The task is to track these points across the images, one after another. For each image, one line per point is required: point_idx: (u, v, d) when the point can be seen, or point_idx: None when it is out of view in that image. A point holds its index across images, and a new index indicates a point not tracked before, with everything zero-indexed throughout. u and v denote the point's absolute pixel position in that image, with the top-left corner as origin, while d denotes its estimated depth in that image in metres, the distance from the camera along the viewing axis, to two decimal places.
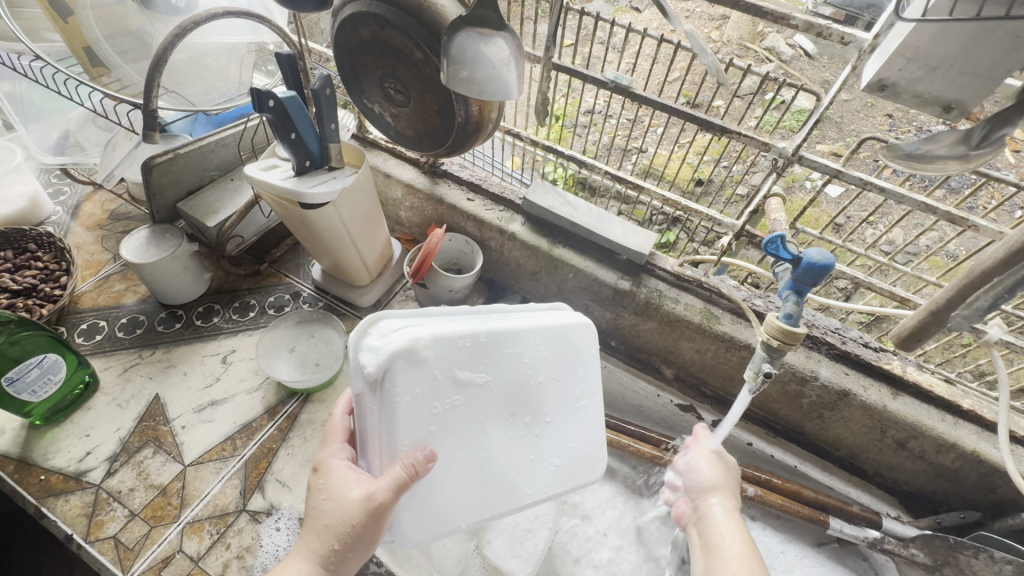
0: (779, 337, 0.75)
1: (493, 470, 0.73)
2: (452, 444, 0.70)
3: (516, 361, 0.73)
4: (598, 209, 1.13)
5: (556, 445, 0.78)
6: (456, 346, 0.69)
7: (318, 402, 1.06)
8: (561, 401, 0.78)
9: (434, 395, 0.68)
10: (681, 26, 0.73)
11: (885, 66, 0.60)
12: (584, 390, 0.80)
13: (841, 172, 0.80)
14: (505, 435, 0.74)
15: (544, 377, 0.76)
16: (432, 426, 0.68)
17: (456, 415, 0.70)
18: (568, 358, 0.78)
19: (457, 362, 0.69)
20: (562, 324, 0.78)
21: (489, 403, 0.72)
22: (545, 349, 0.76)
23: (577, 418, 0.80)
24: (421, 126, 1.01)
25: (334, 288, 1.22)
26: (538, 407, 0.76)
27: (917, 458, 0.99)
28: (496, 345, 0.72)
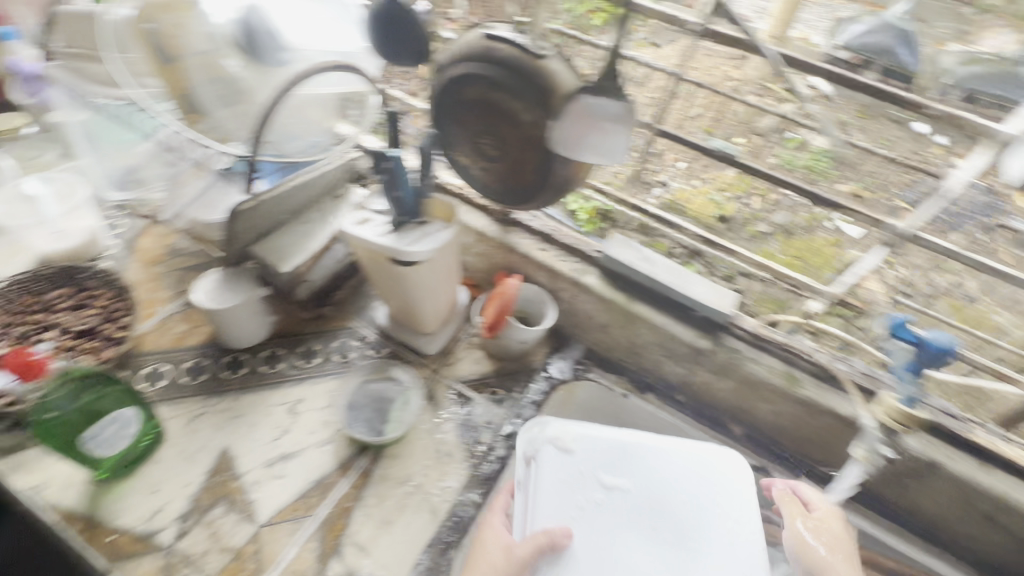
0: (889, 416, 0.78)
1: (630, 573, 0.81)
2: (591, 535, 0.84)
3: (653, 478, 0.92)
4: (675, 265, 1.12)
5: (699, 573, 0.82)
6: (595, 453, 0.94)
7: (391, 457, 1.03)
8: (705, 516, 0.88)
9: (575, 487, 0.90)
10: None
11: None
12: (740, 525, 0.87)
13: (955, 254, 0.81)
14: (646, 551, 0.83)
15: (682, 501, 0.89)
16: (575, 513, 0.87)
17: (592, 509, 0.87)
18: (698, 481, 0.92)
19: (603, 467, 0.93)
20: (708, 460, 0.95)
21: (619, 505, 0.88)
22: (683, 472, 0.93)
23: (736, 550, 0.84)
24: (510, 180, 1.00)
25: (399, 334, 1.19)
26: (681, 536, 0.85)
27: (1005, 532, 0.97)
28: (625, 451, 0.95)
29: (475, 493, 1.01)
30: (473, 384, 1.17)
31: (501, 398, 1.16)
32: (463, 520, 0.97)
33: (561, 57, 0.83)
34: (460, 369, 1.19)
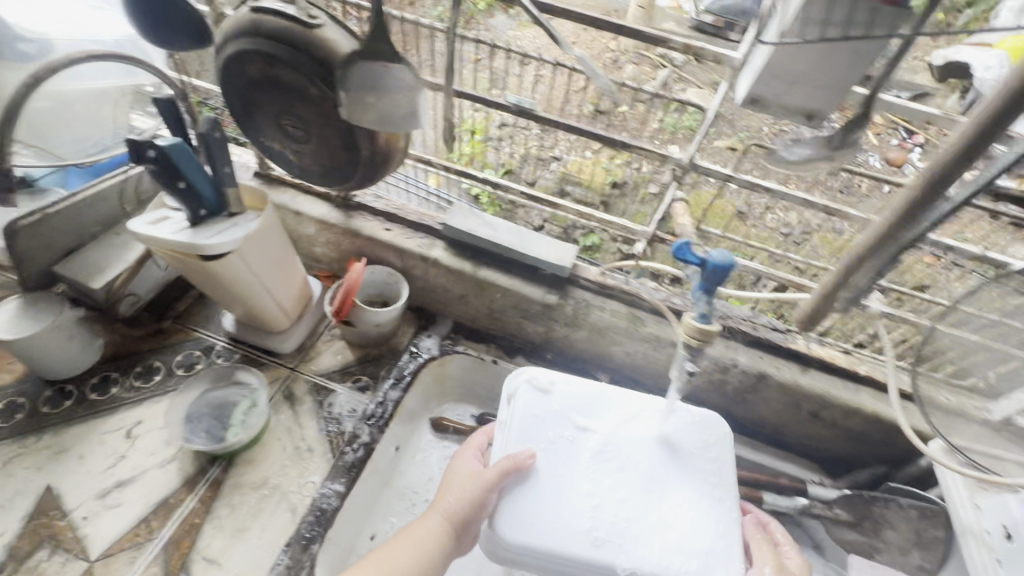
0: (696, 336, 0.80)
1: (593, 519, 0.74)
2: (558, 475, 0.77)
3: (626, 423, 0.84)
4: (517, 226, 1.14)
5: (665, 523, 0.76)
6: (574, 392, 0.85)
7: (245, 464, 0.99)
8: (678, 469, 0.81)
9: (546, 423, 0.82)
10: (572, 52, 0.75)
11: (755, 84, 0.65)
12: (712, 474, 0.81)
13: (732, 176, 0.92)
14: (619, 493, 0.77)
15: (655, 452, 0.81)
16: (546, 450, 0.79)
17: (562, 447, 0.80)
18: (672, 429, 0.84)
19: (580, 410, 0.84)
20: (687, 417, 0.85)
21: (591, 444, 0.81)
22: (665, 424, 0.84)
23: (705, 502, 0.78)
24: (326, 161, 0.96)
25: (250, 337, 1.14)
26: (650, 487, 0.78)
27: (829, 426, 1.09)
28: (603, 397, 0.86)
29: (339, 483, 0.98)
30: (335, 375, 1.15)
31: (365, 385, 1.14)
32: (326, 512, 0.94)
33: (336, 23, 0.81)
34: (321, 363, 1.16)
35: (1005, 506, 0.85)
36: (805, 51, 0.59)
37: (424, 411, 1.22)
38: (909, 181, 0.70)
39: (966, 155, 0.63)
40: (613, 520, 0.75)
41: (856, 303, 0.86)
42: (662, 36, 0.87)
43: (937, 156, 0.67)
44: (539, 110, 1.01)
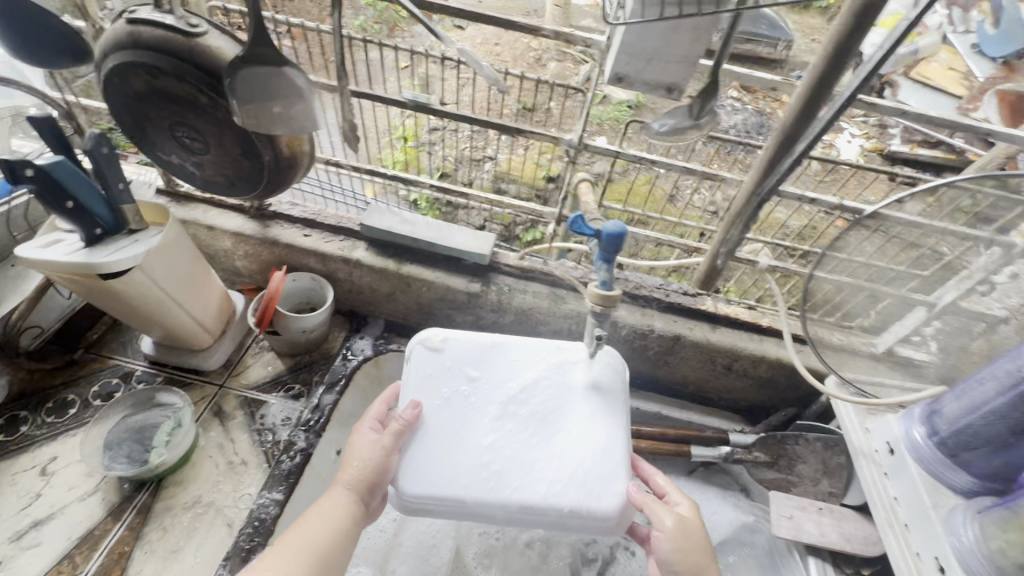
0: (600, 303, 0.84)
1: (486, 461, 0.80)
2: (448, 426, 0.83)
3: (513, 370, 0.89)
4: (436, 221, 1.17)
5: (559, 455, 0.80)
6: (462, 351, 0.90)
7: (175, 486, 0.97)
8: (568, 404, 0.86)
9: (438, 382, 0.87)
10: (453, 45, 0.78)
11: (616, 62, 0.72)
12: (604, 401, 0.86)
13: (619, 152, 1.03)
14: (508, 436, 0.83)
15: (544, 391, 0.87)
16: (440, 404, 0.85)
17: (456, 402, 0.86)
18: (559, 368, 0.89)
19: (471, 363, 0.89)
20: (577, 357, 0.90)
21: (482, 395, 0.86)
22: (550, 365, 0.89)
23: (598, 433, 0.83)
24: (229, 170, 0.96)
25: (171, 358, 1.11)
26: (542, 425, 0.84)
27: (743, 376, 1.19)
28: (491, 347, 0.91)
29: (277, 492, 0.97)
30: (266, 386, 1.13)
31: (298, 392, 1.14)
32: (266, 521, 0.93)
33: (220, 31, 0.82)
34: (251, 376, 1.15)
35: (886, 425, 0.96)
36: (650, 29, 0.66)
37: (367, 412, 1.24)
38: (765, 141, 0.79)
39: (806, 114, 0.73)
40: (506, 459, 0.80)
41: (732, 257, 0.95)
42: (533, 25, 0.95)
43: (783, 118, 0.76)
44: (433, 104, 1.10)
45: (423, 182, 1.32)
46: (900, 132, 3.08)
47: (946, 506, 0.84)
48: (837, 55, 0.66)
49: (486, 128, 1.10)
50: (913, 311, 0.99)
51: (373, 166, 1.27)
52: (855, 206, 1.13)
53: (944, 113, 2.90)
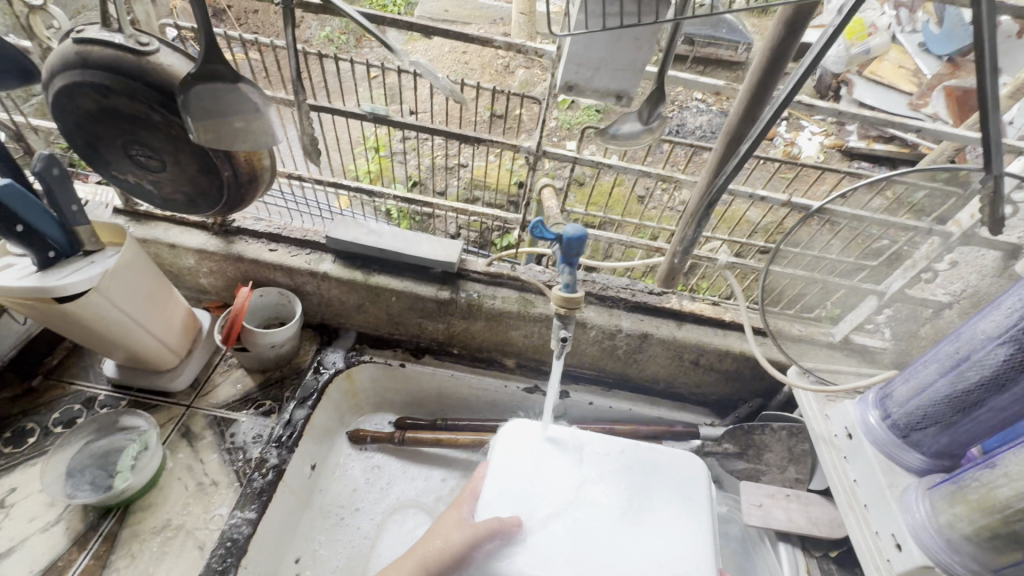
0: (563, 305, 0.86)
1: (575, 563, 0.71)
2: (538, 527, 0.74)
3: (602, 464, 0.82)
4: (403, 231, 1.18)
5: (655, 562, 0.72)
6: (549, 437, 0.84)
7: (143, 510, 0.95)
8: (661, 504, 0.78)
9: (524, 470, 0.79)
10: (407, 57, 0.80)
11: (565, 71, 0.74)
12: (700, 508, 0.78)
13: (577, 158, 1.06)
14: (598, 543, 0.73)
15: (632, 491, 0.79)
16: (526, 500, 0.76)
17: (545, 498, 0.77)
18: (649, 465, 0.82)
19: (562, 456, 0.82)
20: (669, 456, 0.84)
21: (568, 489, 0.78)
22: (641, 472, 0.81)
23: (695, 541, 0.75)
24: (188, 188, 0.95)
25: (136, 381, 1.09)
26: (635, 527, 0.75)
27: (709, 370, 1.22)
28: (582, 440, 0.84)
29: (249, 510, 0.96)
30: (235, 404, 1.12)
31: (268, 409, 1.12)
32: (238, 541, 0.92)
33: (172, 49, 0.82)
34: (219, 395, 1.13)
35: (843, 411, 1.00)
36: (596, 39, 0.69)
37: (342, 425, 1.25)
38: (715, 145, 0.83)
39: (749, 116, 0.76)
40: (597, 563, 0.71)
41: (690, 256, 0.97)
42: (486, 36, 0.97)
43: (729, 122, 0.80)
44: (394, 116, 1.10)
45: (388, 194, 1.32)
46: (857, 129, 3.20)
47: (900, 485, 0.88)
48: (772, 58, 0.70)
49: (443, 137, 1.11)
50: (865, 301, 1.02)
51: (337, 178, 1.27)
52: (803, 202, 1.19)
53: (896, 109, 3.04)
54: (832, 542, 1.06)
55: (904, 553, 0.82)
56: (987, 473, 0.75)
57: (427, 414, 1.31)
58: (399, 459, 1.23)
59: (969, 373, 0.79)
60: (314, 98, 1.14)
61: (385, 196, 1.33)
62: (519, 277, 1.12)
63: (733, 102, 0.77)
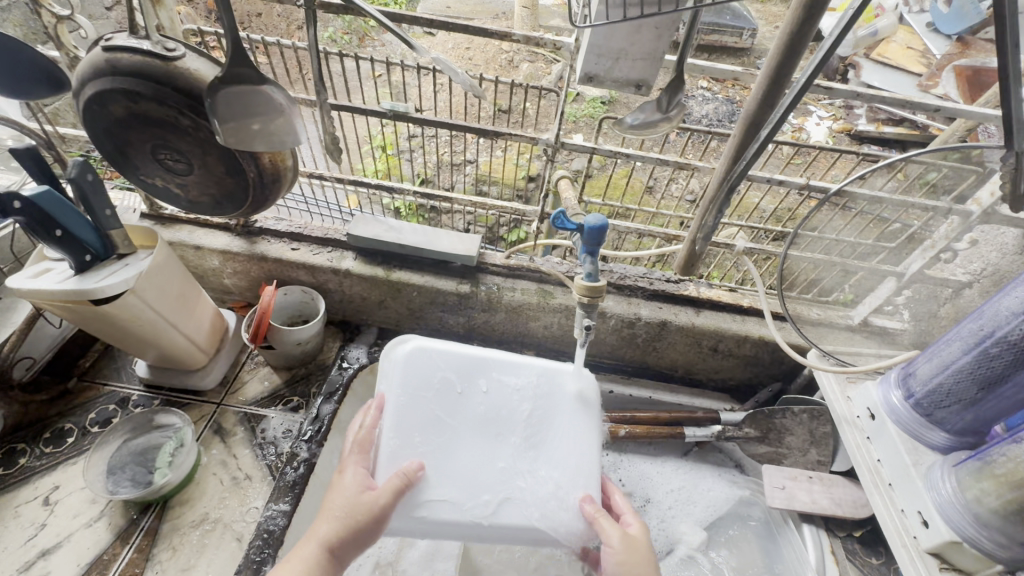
0: (587, 294, 0.87)
1: (475, 481, 0.82)
2: (434, 453, 0.83)
3: (500, 391, 0.91)
4: (421, 226, 1.20)
5: (547, 473, 0.84)
6: (446, 374, 0.91)
7: (181, 505, 0.98)
8: (551, 422, 0.89)
9: (421, 403, 0.87)
10: (428, 54, 0.81)
11: (586, 63, 0.75)
12: (583, 421, 0.90)
13: (593, 148, 1.06)
14: (488, 458, 0.84)
15: (528, 412, 0.89)
16: (421, 430, 0.84)
17: (443, 425, 0.86)
18: (543, 387, 0.92)
19: (450, 383, 0.90)
20: (559, 376, 0.94)
21: (467, 417, 0.88)
22: (525, 388, 0.92)
23: (582, 451, 0.87)
24: (214, 190, 0.97)
25: (167, 380, 1.12)
26: (527, 445, 0.86)
27: (729, 356, 1.23)
28: (482, 371, 0.92)
29: (283, 503, 0.98)
30: (264, 401, 1.15)
31: (297, 404, 1.15)
32: (274, 532, 0.95)
33: (197, 54, 0.84)
34: (247, 393, 1.15)
35: (866, 392, 1.00)
36: (616, 30, 0.70)
37: None
38: (733, 131, 0.83)
39: (769, 101, 0.77)
40: (495, 478, 0.82)
41: (710, 243, 0.98)
42: (501, 30, 0.98)
43: (747, 107, 0.81)
44: (413, 113, 1.13)
45: (406, 190, 1.32)
46: (865, 112, 3.19)
47: (924, 463, 0.89)
48: (792, 41, 0.70)
49: (460, 132, 1.12)
50: (885, 283, 1.02)
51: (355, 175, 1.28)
52: (819, 185, 1.16)
53: (905, 91, 3.01)
54: (855, 522, 1.08)
55: (930, 530, 0.83)
56: (1015, 448, 0.76)
57: None
58: None
59: (994, 350, 0.79)
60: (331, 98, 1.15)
61: (403, 192, 1.33)
62: (538, 269, 1.13)
63: (752, 86, 0.78)
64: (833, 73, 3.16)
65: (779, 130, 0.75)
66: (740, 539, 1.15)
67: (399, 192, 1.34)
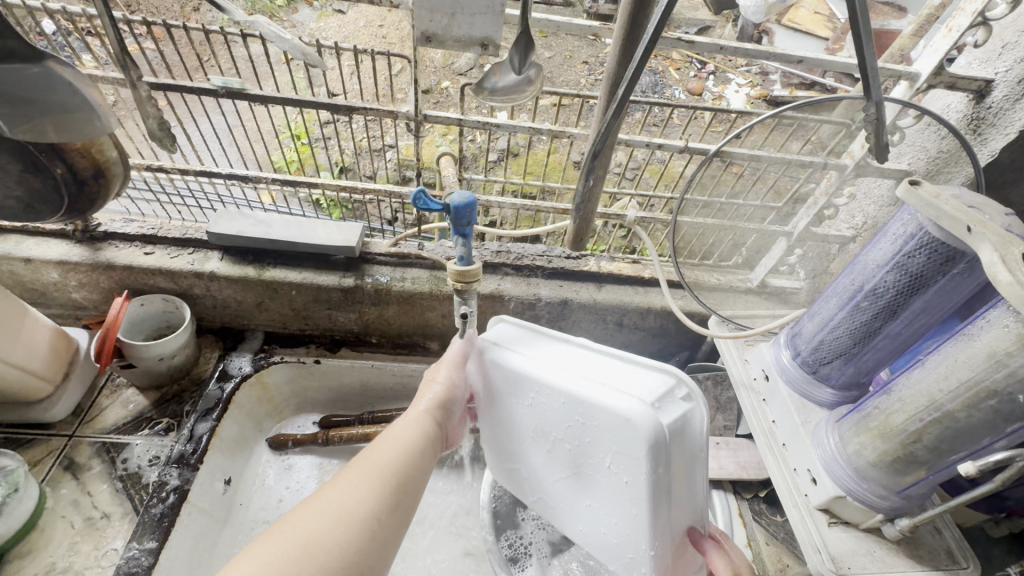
0: (460, 280, 0.79)
1: (531, 483, 0.80)
2: (506, 449, 0.81)
3: (546, 414, 0.70)
4: (294, 218, 1.09)
5: (597, 510, 0.71)
6: (492, 380, 0.74)
7: (22, 558, 0.86)
8: (603, 465, 0.67)
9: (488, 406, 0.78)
10: (240, 16, 0.70)
11: (418, 19, 0.66)
12: (635, 490, 0.64)
13: (461, 120, 0.98)
14: (547, 475, 0.76)
15: (580, 447, 0.68)
16: (497, 426, 0.80)
17: (508, 433, 0.78)
18: (585, 425, 0.66)
19: (508, 396, 0.74)
20: (617, 410, 0.62)
21: (526, 435, 0.75)
22: (581, 428, 0.67)
23: (630, 515, 0.66)
24: (14, 191, 0.81)
25: (5, 415, 0.97)
26: (580, 481, 0.71)
27: (635, 329, 1.21)
28: (523, 387, 0.71)
29: (149, 540, 0.88)
30: (128, 426, 1.02)
31: (167, 426, 1.03)
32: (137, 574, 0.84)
33: None
34: (106, 419, 1.02)
35: (761, 353, 0.99)
36: None
37: (263, 431, 1.17)
38: (598, 93, 0.78)
39: (626, 57, 0.71)
40: (551, 495, 0.77)
41: (591, 217, 0.92)
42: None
43: (607, 66, 0.75)
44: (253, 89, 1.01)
45: (266, 179, 1.12)
46: (780, 78, 3.24)
47: (812, 421, 0.89)
48: None
49: (318, 109, 1.01)
50: (776, 244, 1.01)
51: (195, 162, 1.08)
52: (703, 148, 1.12)
53: (814, 55, 3.09)
54: (760, 483, 1.08)
55: (818, 487, 0.83)
56: (886, 399, 0.76)
57: (354, 409, 1.25)
58: (327, 458, 1.16)
59: (865, 304, 0.79)
60: (158, 77, 1.00)
61: (264, 182, 1.14)
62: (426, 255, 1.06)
63: (611, 42, 0.72)
64: (748, 40, 3.20)
65: (633, 88, 0.69)
66: None
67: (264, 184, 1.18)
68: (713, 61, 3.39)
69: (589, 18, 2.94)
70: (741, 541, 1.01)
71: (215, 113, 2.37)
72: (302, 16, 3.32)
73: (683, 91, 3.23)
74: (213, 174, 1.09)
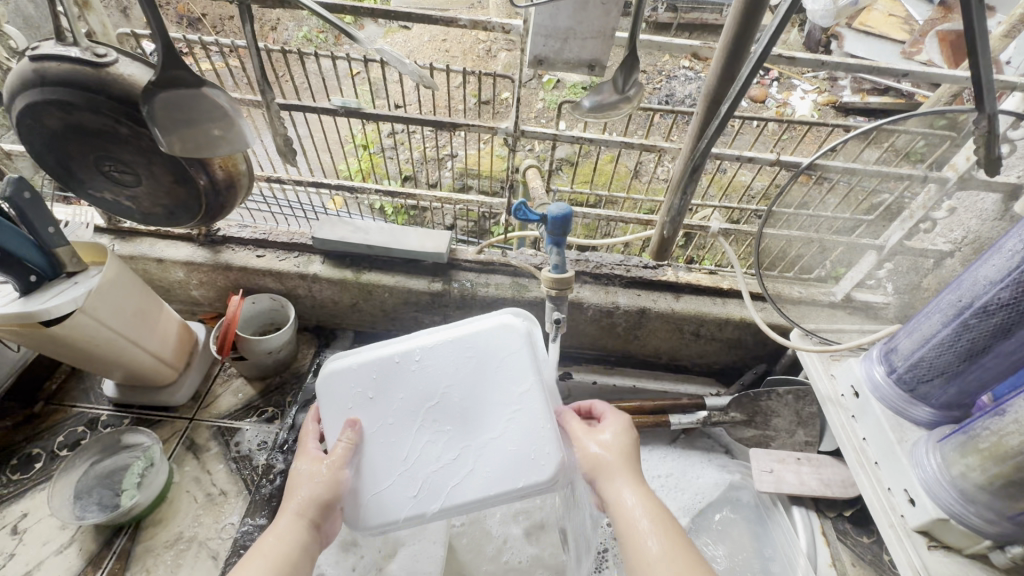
0: (553, 287, 0.83)
1: (425, 476, 0.80)
2: (386, 466, 0.81)
3: (431, 371, 0.83)
4: (388, 225, 1.16)
5: (495, 447, 0.79)
6: (365, 374, 0.83)
7: (154, 525, 0.96)
8: (487, 390, 0.82)
9: (359, 422, 0.82)
10: (369, 44, 0.77)
11: (534, 45, 0.71)
12: (519, 382, 0.81)
13: (555, 135, 1.03)
14: (437, 447, 0.81)
15: (465, 385, 0.82)
16: (377, 440, 0.81)
17: (381, 443, 0.81)
18: (460, 361, 0.83)
19: (378, 390, 0.83)
20: (480, 330, 0.84)
21: (405, 418, 0.82)
22: (459, 365, 0.83)
23: (524, 406, 0.80)
24: (165, 200, 0.94)
25: (137, 398, 1.09)
26: (470, 421, 0.81)
27: (712, 340, 1.22)
28: (395, 365, 0.83)
29: (260, 517, 0.96)
30: (238, 413, 1.12)
31: (271, 415, 1.12)
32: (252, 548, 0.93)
33: (131, 58, 0.80)
34: (220, 406, 1.13)
35: (849, 369, 0.98)
36: (562, 7, 0.66)
37: None
38: (695, 109, 0.81)
39: (729, 75, 0.74)
40: (445, 470, 0.80)
41: (680, 226, 0.97)
42: (451, 16, 0.91)
43: (707, 83, 0.78)
44: (365, 108, 1.10)
45: (368, 190, 1.22)
46: (850, 83, 3.10)
47: (909, 440, 0.87)
48: (747, 9, 0.67)
49: (418, 125, 1.09)
50: (864, 257, 0.96)
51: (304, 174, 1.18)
52: (791, 160, 1.11)
53: (889, 59, 2.94)
54: (846, 502, 1.06)
55: (917, 508, 0.81)
56: (998, 421, 0.73)
57: None
58: None
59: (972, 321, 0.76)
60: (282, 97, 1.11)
61: (367, 192, 1.24)
62: (510, 262, 1.11)
63: (711, 62, 0.75)
64: (815, 45, 3.09)
65: (739, 105, 0.72)
66: (730, 523, 1.13)
67: (365, 195, 1.29)
68: (778, 67, 3.30)
69: (651, 28, 2.94)
70: (825, 559, 1.00)
71: (296, 126, 2.54)
72: (368, 32, 3.47)
73: (746, 99, 3.16)
74: (322, 186, 1.20)
